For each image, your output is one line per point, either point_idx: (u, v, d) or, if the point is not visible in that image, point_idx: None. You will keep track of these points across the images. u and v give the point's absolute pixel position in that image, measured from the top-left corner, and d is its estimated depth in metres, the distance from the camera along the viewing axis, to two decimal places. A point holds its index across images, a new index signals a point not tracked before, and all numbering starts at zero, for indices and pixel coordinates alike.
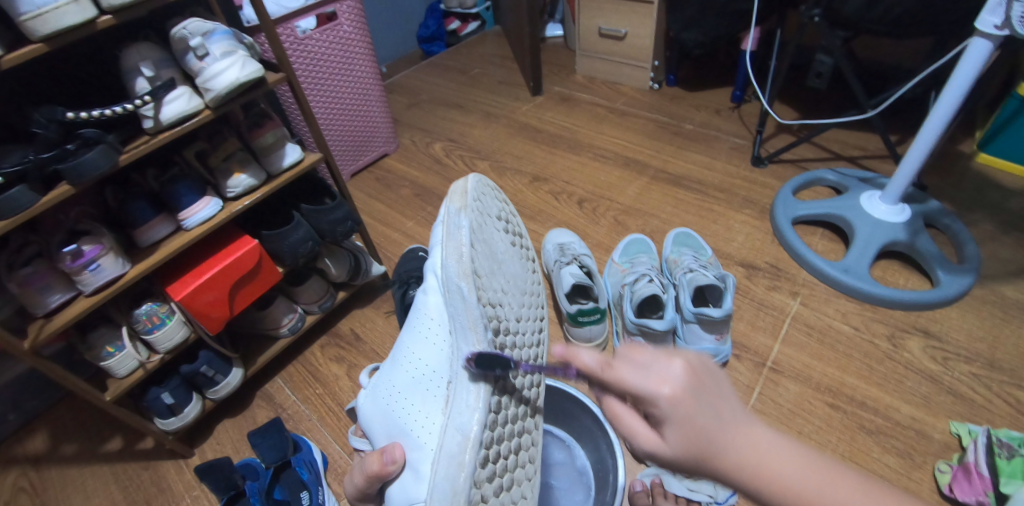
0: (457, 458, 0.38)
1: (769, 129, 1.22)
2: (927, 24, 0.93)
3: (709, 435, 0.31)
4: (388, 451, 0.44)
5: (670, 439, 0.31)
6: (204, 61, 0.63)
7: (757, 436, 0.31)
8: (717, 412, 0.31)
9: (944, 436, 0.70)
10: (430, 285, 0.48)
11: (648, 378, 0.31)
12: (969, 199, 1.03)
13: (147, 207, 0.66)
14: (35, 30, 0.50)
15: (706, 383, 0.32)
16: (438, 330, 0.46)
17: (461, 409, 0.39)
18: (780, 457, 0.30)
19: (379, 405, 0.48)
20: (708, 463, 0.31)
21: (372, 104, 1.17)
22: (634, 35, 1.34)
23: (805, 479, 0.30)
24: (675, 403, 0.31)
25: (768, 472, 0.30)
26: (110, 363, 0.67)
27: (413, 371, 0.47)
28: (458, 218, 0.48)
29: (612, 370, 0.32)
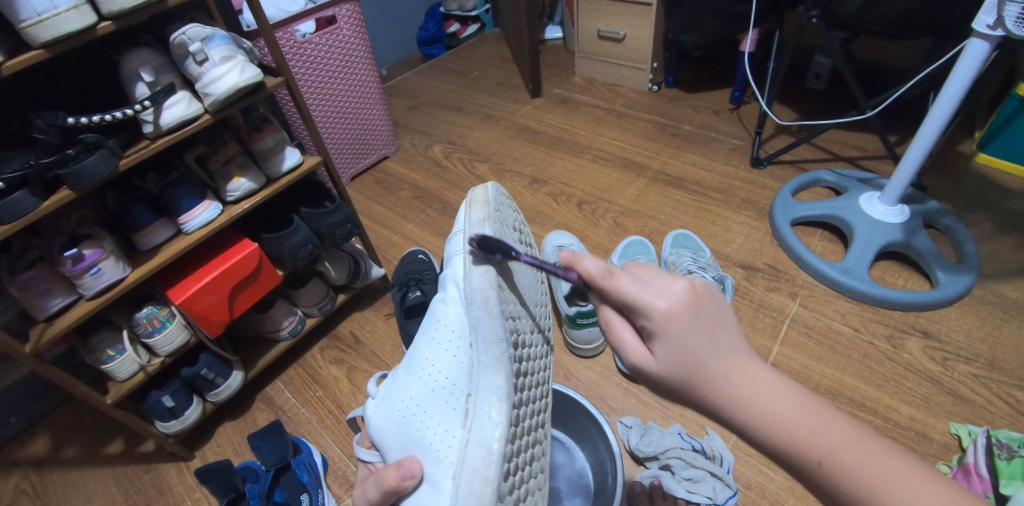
0: (483, 474, 0.37)
1: (768, 130, 1.22)
2: (925, 24, 0.93)
3: (699, 356, 0.32)
4: (405, 465, 0.43)
5: (658, 353, 0.33)
6: (203, 66, 0.63)
7: (750, 370, 0.32)
8: (711, 337, 0.33)
9: (943, 436, 0.70)
10: (451, 295, 0.47)
11: (646, 292, 0.34)
12: (969, 199, 1.03)
13: (147, 211, 0.67)
14: (36, 37, 0.51)
15: (707, 309, 0.34)
16: (457, 342, 0.46)
17: (484, 425, 0.39)
18: (770, 391, 0.31)
19: (393, 416, 0.47)
20: (692, 380, 0.32)
21: (372, 107, 1.17)
22: (633, 37, 1.35)
23: (789, 408, 0.31)
24: (669, 316, 0.33)
25: (752, 401, 0.31)
26: (110, 366, 0.67)
27: (430, 382, 0.46)
28: (481, 229, 0.47)
29: (613, 280, 0.35)
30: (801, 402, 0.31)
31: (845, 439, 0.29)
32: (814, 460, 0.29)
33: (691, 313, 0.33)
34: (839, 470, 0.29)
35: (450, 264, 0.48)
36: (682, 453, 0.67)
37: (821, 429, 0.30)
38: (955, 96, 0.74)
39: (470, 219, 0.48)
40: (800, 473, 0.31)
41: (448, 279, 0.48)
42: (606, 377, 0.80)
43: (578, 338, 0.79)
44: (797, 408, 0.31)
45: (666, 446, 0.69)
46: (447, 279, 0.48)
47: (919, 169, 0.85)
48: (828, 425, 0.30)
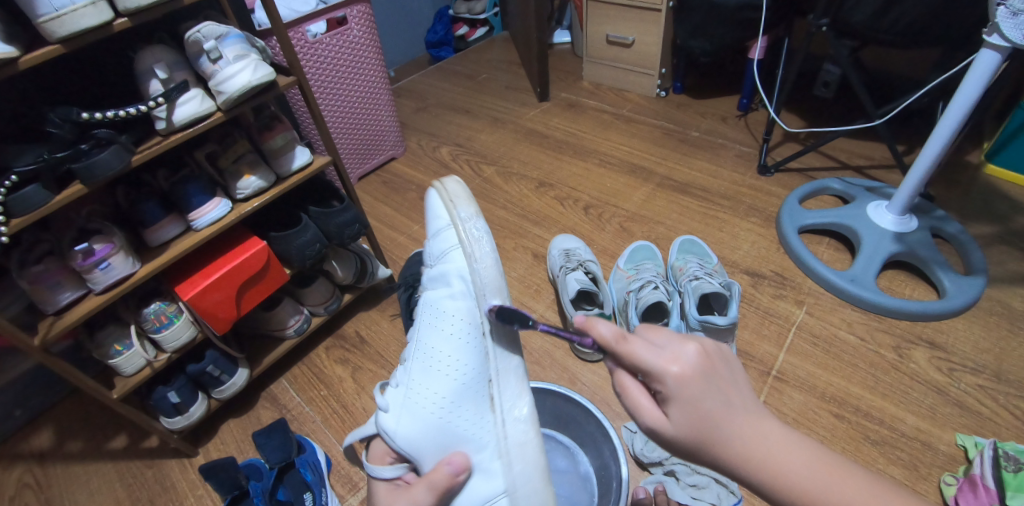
0: (529, 444, 0.49)
1: (776, 137, 1.22)
2: (936, 33, 0.93)
3: (716, 422, 0.32)
4: (454, 462, 0.48)
5: (674, 417, 0.33)
6: (217, 64, 0.64)
7: (767, 430, 0.32)
8: (727, 402, 0.33)
9: (949, 447, 0.70)
10: (457, 289, 0.52)
11: (660, 356, 0.34)
12: (977, 210, 1.03)
13: (157, 207, 0.67)
14: (53, 32, 0.51)
15: (720, 372, 0.34)
16: (468, 330, 0.52)
17: (515, 403, 0.50)
18: (791, 451, 0.31)
19: (426, 419, 0.51)
20: (711, 446, 0.32)
21: (380, 108, 1.18)
22: (641, 42, 1.35)
23: (813, 474, 0.30)
24: (682, 382, 0.33)
25: (774, 466, 0.31)
26: (118, 361, 0.67)
27: (452, 374, 0.52)
28: (473, 225, 0.53)
29: (626, 344, 0.36)
30: (824, 464, 0.31)
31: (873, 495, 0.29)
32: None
33: (704, 375, 0.33)
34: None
35: (447, 259, 0.53)
36: (687, 459, 0.67)
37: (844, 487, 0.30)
38: (964, 106, 0.74)
39: (460, 215, 0.54)
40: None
41: (451, 274, 0.53)
42: (611, 382, 0.79)
43: None
44: (820, 469, 0.31)
45: (670, 452, 0.69)
46: (447, 275, 0.53)
47: (928, 178, 0.85)
48: (852, 481, 0.30)
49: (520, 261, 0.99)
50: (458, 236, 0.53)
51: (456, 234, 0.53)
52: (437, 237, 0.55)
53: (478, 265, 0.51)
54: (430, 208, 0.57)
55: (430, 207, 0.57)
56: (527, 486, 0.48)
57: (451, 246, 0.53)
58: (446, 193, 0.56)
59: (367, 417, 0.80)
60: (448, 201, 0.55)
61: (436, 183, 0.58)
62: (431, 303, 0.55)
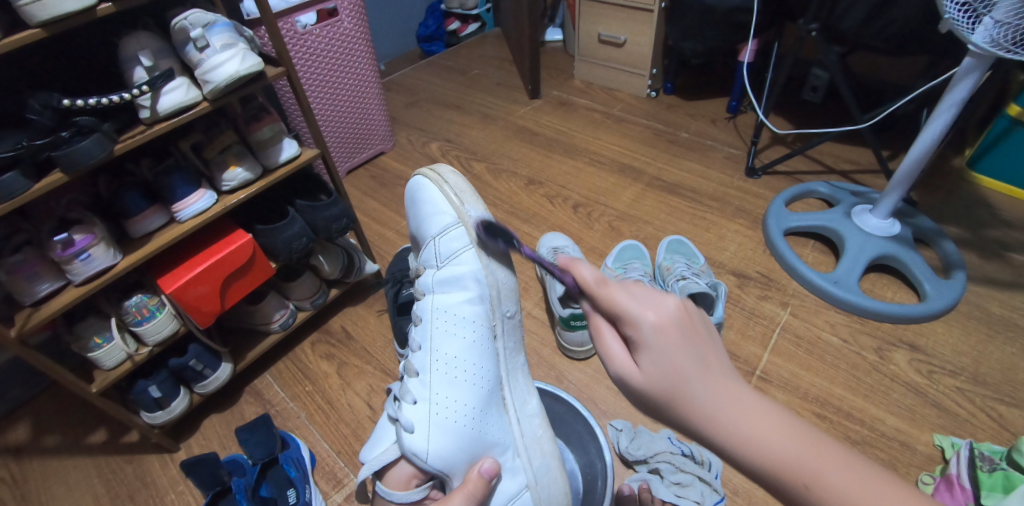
0: (542, 434, 0.57)
1: (764, 140, 1.23)
2: (921, 41, 0.94)
3: (682, 374, 0.34)
4: (488, 466, 0.52)
5: (643, 365, 0.35)
6: (204, 53, 0.63)
7: (736, 392, 0.33)
8: (700, 358, 0.34)
9: (927, 448, 0.71)
10: (474, 293, 0.56)
11: (639, 306, 0.36)
12: (958, 216, 1.05)
13: (140, 198, 0.66)
14: (33, 15, 0.50)
15: (693, 329, 0.35)
16: (481, 334, 0.56)
17: (524, 398, 0.58)
18: (757, 412, 0.32)
19: (454, 430, 0.54)
20: (674, 398, 0.34)
21: (370, 101, 1.17)
22: (633, 42, 1.35)
23: (774, 434, 0.31)
24: (658, 327, 0.35)
25: (737, 423, 0.32)
26: (97, 354, 0.66)
27: (471, 379, 0.55)
28: (482, 227, 0.56)
29: (608, 292, 0.39)
30: (795, 430, 0.32)
31: (833, 466, 0.30)
32: (797, 483, 0.30)
33: (681, 329, 0.35)
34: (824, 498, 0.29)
35: (459, 262, 0.55)
36: (671, 457, 0.67)
37: (808, 454, 0.31)
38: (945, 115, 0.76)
39: (470, 213, 0.55)
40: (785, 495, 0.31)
41: (465, 277, 0.55)
42: (598, 380, 0.80)
43: (571, 340, 0.80)
44: (782, 430, 0.32)
45: (656, 450, 0.69)
46: (463, 278, 0.56)
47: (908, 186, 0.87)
48: (817, 456, 0.31)
49: None
50: (470, 235, 0.55)
51: (468, 235, 0.55)
52: (443, 237, 0.56)
53: (496, 268, 0.55)
54: (431, 201, 0.59)
55: (432, 200, 0.58)
56: (548, 476, 0.55)
57: (465, 248, 0.55)
58: (450, 186, 0.58)
59: (352, 413, 0.79)
60: (453, 196, 0.57)
61: (437, 177, 0.59)
62: (443, 310, 0.57)
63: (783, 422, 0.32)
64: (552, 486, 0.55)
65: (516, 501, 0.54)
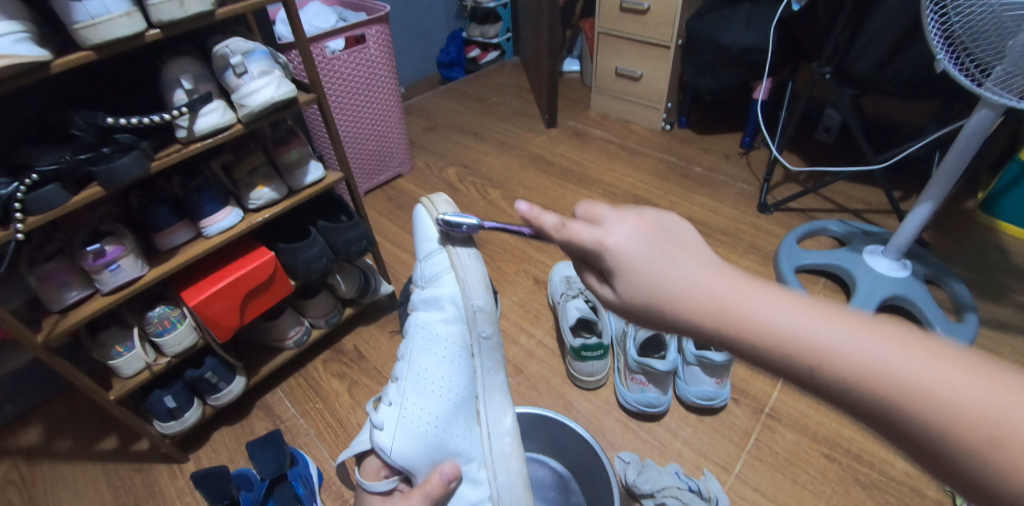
0: (511, 452, 0.57)
1: (776, 176, 1.25)
2: (935, 86, 0.96)
3: (657, 284, 0.32)
4: (448, 471, 0.53)
5: (617, 286, 0.34)
6: (241, 79, 0.66)
7: (718, 282, 0.31)
8: (667, 260, 0.33)
9: (938, 494, 0.70)
10: (449, 313, 0.56)
11: (595, 230, 0.35)
12: (970, 258, 1.05)
13: (170, 213, 0.68)
14: (86, 39, 0.54)
15: (659, 236, 0.34)
16: (458, 352, 0.56)
17: (499, 416, 0.58)
18: (746, 300, 0.29)
19: (420, 437, 0.54)
20: (652, 305, 0.33)
21: (391, 125, 1.20)
22: (650, 77, 1.39)
23: (771, 317, 0.28)
24: (618, 244, 0.34)
25: (725, 312, 0.30)
26: (118, 362, 0.68)
27: (442, 392, 0.55)
28: (463, 247, 0.55)
29: (562, 228, 0.37)
30: (796, 306, 0.28)
31: (841, 330, 0.27)
32: (811, 368, 0.27)
33: (643, 239, 0.34)
34: (840, 376, 0.26)
35: (440, 284, 0.56)
36: (678, 493, 0.66)
37: (819, 330, 0.27)
38: (958, 157, 0.77)
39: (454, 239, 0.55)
40: (811, 388, 0.28)
41: (443, 299, 0.56)
42: (605, 411, 0.80)
43: (581, 370, 0.80)
44: (780, 308, 0.29)
45: (662, 484, 0.68)
46: (441, 300, 0.56)
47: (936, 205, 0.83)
48: (823, 327, 0.27)
49: (521, 285, 1.00)
50: (452, 260, 0.55)
51: (450, 259, 0.55)
52: (428, 260, 0.57)
53: (470, 291, 0.54)
54: (422, 227, 0.58)
55: (420, 223, 0.57)
56: (510, 492, 0.55)
57: (443, 271, 0.55)
58: (437, 212, 0.57)
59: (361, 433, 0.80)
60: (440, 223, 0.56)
61: (426, 200, 0.58)
62: (423, 326, 0.58)
63: (772, 299, 0.29)
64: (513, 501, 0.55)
65: None
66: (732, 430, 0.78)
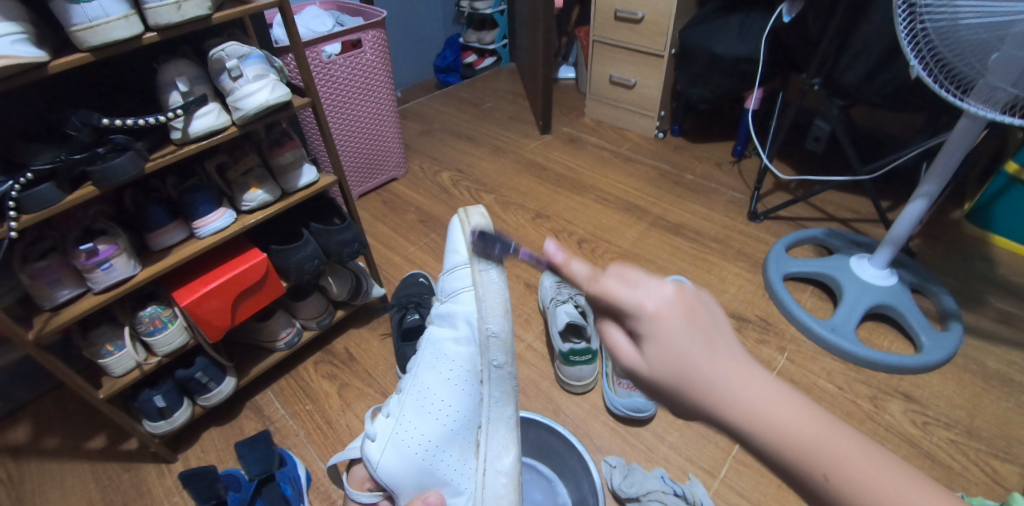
0: (504, 495, 0.53)
1: (767, 185, 1.26)
2: (921, 98, 0.98)
3: (695, 364, 0.32)
4: (432, 498, 0.52)
5: (648, 356, 0.33)
6: (237, 82, 0.67)
7: (750, 374, 0.32)
8: (705, 342, 0.32)
9: None
10: (461, 333, 0.55)
11: (634, 293, 0.34)
12: (956, 268, 1.07)
13: (164, 212, 0.69)
14: (84, 40, 0.54)
15: (698, 313, 0.33)
16: (464, 377, 0.55)
17: (499, 452, 0.55)
18: (772, 400, 0.31)
19: (409, 458, 0.55)
20: (685, 386, 0.32)
21: (387, 129, 1.21)
22: (643, 85, 1.40)
23: (793, 419, 0.30)
24: (657, 314, 0.33)
25: (757, 412, 0.30)
26: (108, 361, 0.68)
27: (439, 415, 0.55)
28: (490, 279, 0.54)
29: (599, 283, 0.35)
30: (823, 423, 0.30)
31: (857, 450, 0.29)
32: (822, 474, 0.29)
33: (683, 313, 0.33)
34: (855, 494, 0.28)
35: (457, 301, 0.55)
36: (663, 497, 0.67)
37: (843, 450, 0.29)
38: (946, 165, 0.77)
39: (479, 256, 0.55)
40: (808, 491, 0.30)
41: (458, 317, 0.55)
42: (594, 415, 0.81)
43: (569, 375, 0.81)
44: (811, 422, 0.30)
45: (648, 488, 0.69)
46: (455, 317, 0.56)
47: (931, 200, 0.83)
48: (841, 441, 0.29)
49: (512, 290, 1.01)
50: (474, 278, 0.54)
51: (471, 277, 0.55)
52: (451, 275, 0.57)
53: (487, 314, 0.53)
54: (451, 240, 0.58)
55: (452, 236, 0.58)
56: None
57: (464, 290, 0.55)
58: (470, 226, 0.57)
59: (350, 434, 0.80)
60: (469, 239, 0.56)
61: (462, 213, 0.58)
62: (433, 342, 0.58)
63: (800, 407, 0.30)
64: None
65: None
66: (719, 435, 0.79)
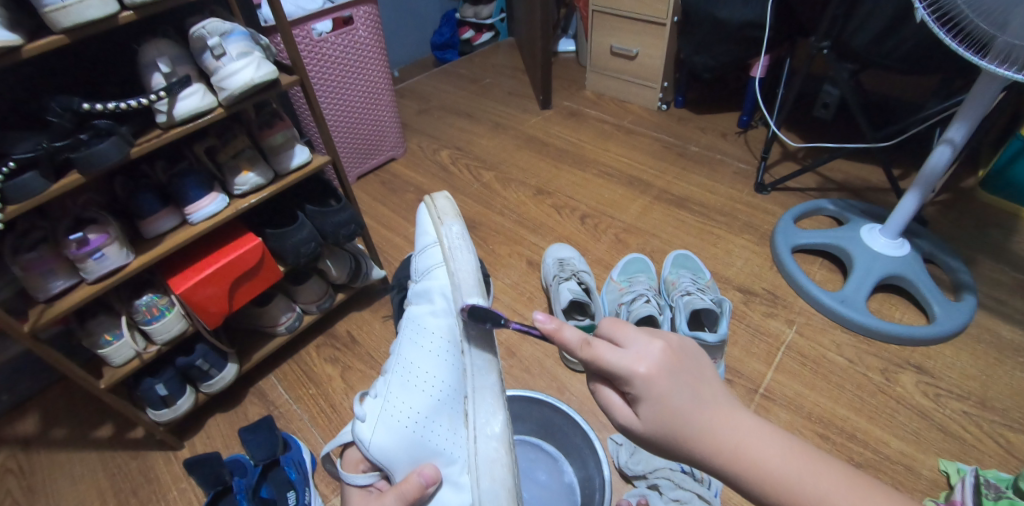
0: (498, 458, 0.48)
1: (774, 155, 1.23)
2: (936, 61, 0.93)
3: (682, 416, 0.34)
4: (426, 473, 0.49)
5: (643, 414, 0.35)
6: (220, 61, 0.64)
7: (735, 421, 0.34)
8: (690, 393, 0.35)
9: (932, 473, 0.70)
10: (438, 305, 0.55)
11: (625, 358, 0.35)
12: (968, 236, 1.04)
13: (154, 199, 0.67)
14: (57, 22, 0.52)
15: (680, 368, 0.36)
16: (446, 347, 0.54)
17: (489, 417, 0.50)
18: (757, 444, 0.33)
19: (400, 432, 0.52)
20: (682, 440, 0.34)
21: (382, 108, 1.18)
22: (645, 55, 1.36)
23: (777, 464, 0.32)
24: (649, 378, 0.35)
25: (740, 457, 0.32)
26: (106, 351, 0.67)
27: (426, 389, 0.53)
28: (459, 252, 0.56)
29: (590, 349, 0.36)
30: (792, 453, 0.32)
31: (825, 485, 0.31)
32: None
33: (669, 371, 0.35)
34: None
35: (432, 276, 0.56)
36: (670, 473, 0.66)
37: (799, 468, 0.32)
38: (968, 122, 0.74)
39: (446, 230, 0.57)
40: None
41: (434, 291, 0.55)
42: None
43: None
44: (793, 462, 0.32)
45: (655, 466, 0.69)
46: (431, 291, 0.55)
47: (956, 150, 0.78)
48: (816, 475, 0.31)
49: (514, 267, 0.99)
50: (444, 253, 0.56)
51: (441, 252, 0.56)
52: (423, 254, 0.58)
53: (460, 283, 0.53)
54: (421, 226, 0.61)
55: (420, 222, 0.61)
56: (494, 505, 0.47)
57: (437, 264, 0.56)
58: (436, 209, 0.60)
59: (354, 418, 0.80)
60: (437, 218, 0.59)
61: (428, 199, 0.61)
62: (414, 320, 0.57)
63: (779, 444, 0.33)
64: None
65: None
66: None
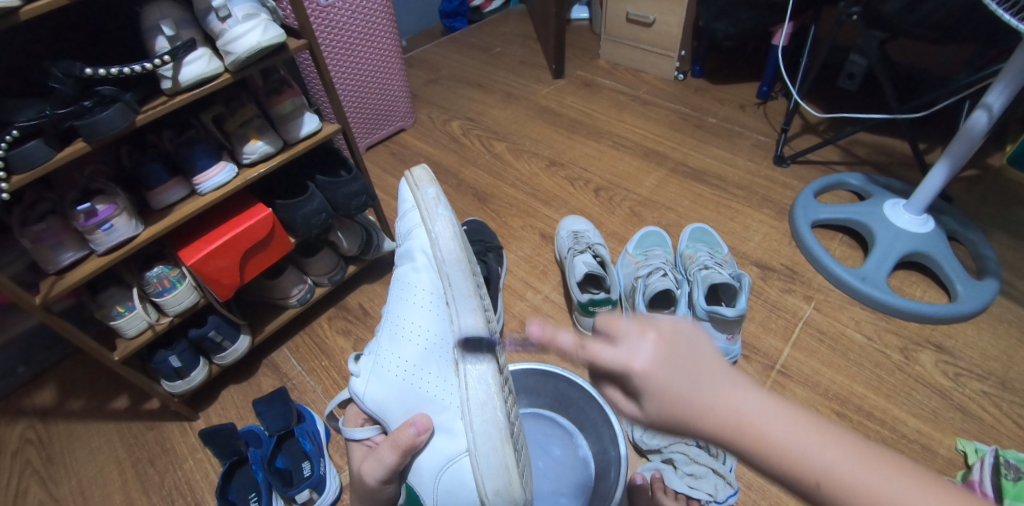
0: (488, 400, 0.47)
1: (794, 127, 1.19)
2: (972, 27, 0.89)
3: (684, 401, 0.31)
4: (420, 423, 0.48)
5: (645, 408, 0.32)
6: (226, 23, 0.62)
7: (743, 393, 0.31)
8: (694, 379, 0.31)
9: (949, 452, 0.69)
10: (420, 262, 0.56)
11: (618, 353, 0.33)
12: (993, 213, 1.01)
13: (161, 169, 0.65)
14: None
15: (682, 351, 0.32)
16: (433, 299, 0.54)
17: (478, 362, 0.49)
18: (767, 421, 0.29)
19: (392, 383, 0.52)
20: (687, 426, 0.31)
21: (391, 77, 1.15)
22: (663, 22, 1.30)
23: (793, 438, 0.29)
24: (648, 370, 0.32)
25: (746, 427, 0.29)
26: (120, 323, 0.67)
27: (417, 341, 0.53)
28: (435, 211, 0.57)
29: (586, 350, 0.33)
30: (802, 421, 0.29)
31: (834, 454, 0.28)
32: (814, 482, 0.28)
33: (669, 358, 0.32)
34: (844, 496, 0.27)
35: (413, 237, 0.58)
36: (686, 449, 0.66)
37: (816, 446, 0.28)
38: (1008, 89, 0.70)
39: (424, 193, 0.59)
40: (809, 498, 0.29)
41: (415, 250, 0.57)
42: None
43: (588, 326, 0.78)
44: (802, 430, 0.29)
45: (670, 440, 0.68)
46: (412, 251, 0.57)
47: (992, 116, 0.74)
48: (823, 448, 0.28)
49: (527, 240, 0.97)
50: (422, 214, 0.58)
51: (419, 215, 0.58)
52: (404, 219, 0.61)
53: (439, 241, 0.55)
54: (403, 198, 0.62)
55: (402, 195, 0.62)
56: (487, 444, 0.46)
57: (416, 226, 0.58)
58: (414, 179, 0.61)
59: None
60: (414, 185, 0.60)
61: (408, 172, 0.63)
62: (401, 282, 0.58)
63: (784, 410, 0.30)
64: (490, 456, 0.45)
65: (454, 466, 0.47)
66: None
